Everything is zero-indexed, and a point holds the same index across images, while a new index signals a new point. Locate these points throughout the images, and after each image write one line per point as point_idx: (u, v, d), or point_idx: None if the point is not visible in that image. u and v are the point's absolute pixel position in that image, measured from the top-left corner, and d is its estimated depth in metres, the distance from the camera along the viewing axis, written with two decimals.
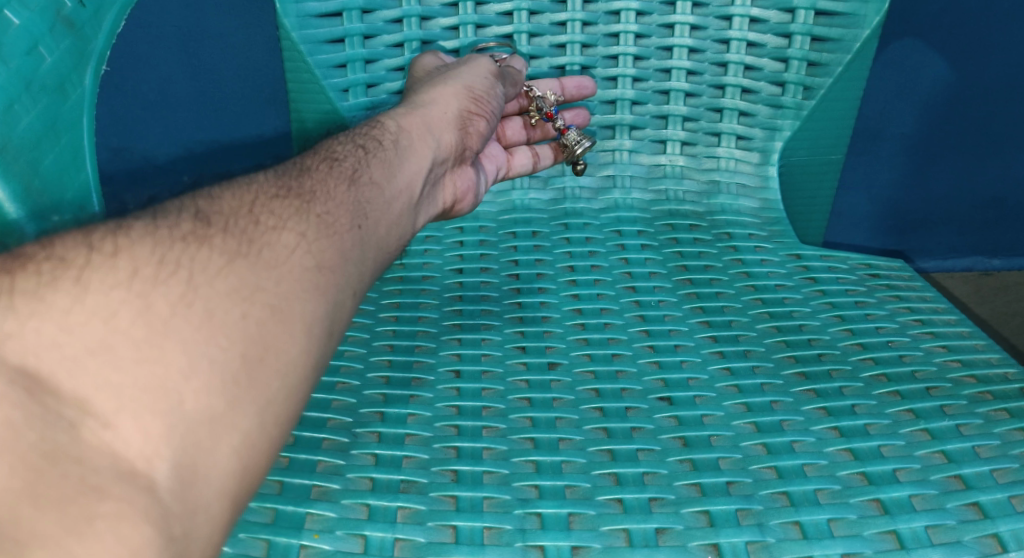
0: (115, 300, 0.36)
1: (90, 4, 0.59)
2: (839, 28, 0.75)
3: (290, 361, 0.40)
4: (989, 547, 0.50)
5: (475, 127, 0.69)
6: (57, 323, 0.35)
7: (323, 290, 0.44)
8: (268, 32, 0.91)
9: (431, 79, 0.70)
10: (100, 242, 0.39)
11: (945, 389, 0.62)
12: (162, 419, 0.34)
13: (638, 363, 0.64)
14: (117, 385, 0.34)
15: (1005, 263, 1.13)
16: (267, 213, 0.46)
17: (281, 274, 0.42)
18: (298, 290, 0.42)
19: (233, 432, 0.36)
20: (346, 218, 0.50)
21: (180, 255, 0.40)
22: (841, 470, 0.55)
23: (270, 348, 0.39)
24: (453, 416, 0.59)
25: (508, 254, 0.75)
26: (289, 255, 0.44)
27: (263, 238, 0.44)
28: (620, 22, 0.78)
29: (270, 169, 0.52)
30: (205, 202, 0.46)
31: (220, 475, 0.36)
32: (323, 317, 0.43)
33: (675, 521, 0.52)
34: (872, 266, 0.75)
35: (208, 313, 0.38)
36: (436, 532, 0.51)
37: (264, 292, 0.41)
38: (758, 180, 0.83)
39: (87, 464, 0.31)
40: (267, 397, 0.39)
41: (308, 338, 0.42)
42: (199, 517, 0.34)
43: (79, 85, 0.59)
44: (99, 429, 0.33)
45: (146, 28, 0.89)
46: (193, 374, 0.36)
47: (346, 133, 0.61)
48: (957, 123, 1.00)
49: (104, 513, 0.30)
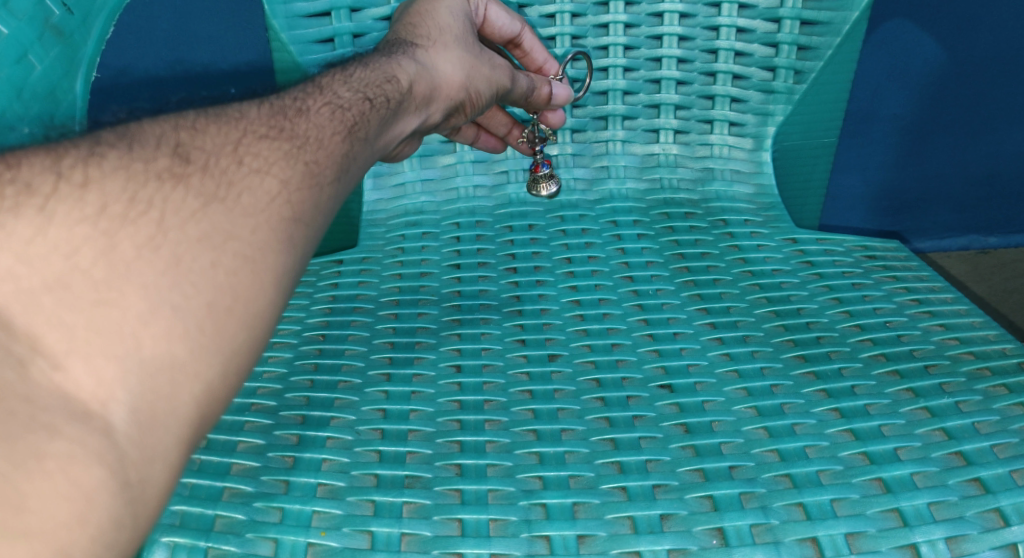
0: (79, 236, 0.37)
1: (77, 12, 0.59)
2: (828, 11, 0.74)
3: (258, 313, 0.40)
4: (991, 522, 0.51)
5: (475, 108, 0.67)
6: (15, 253, 0.36)
7: (295, 242, 0.43)
8: (257, 34, 0.95)
9: (465, 36, 0.65)
10: (69, 171, 0.40)
11: (943, 367, 0.62)
12: (117, 364, 0.35)
13: (638, 351, 0.64)
14: (70, 324, 0.34)
15: (1001, 241, 1.13)
16: (253, 155, 0.45)
17: (256, 223, 0.42)
18: (272, 240, 0.42)
19: (196, 381, 0.37)
20: (332, 170, 0.49)
21: (152, 194, 0.40)
22: (842, 451, 0.55)
23: (240, 299, 0.39)
24: (455, 410, 0.59)
25: (505, 248, 0.75)
26: (268, 202, 0.43)
27: (243, 181, 0.43)
28: (608, 13, 0.78)
29: (264, 102, 0.51)
30: (188, 135, 0.46)
31: (179, 422, 0.36)
32: (292, 270, 0.43)
33: (679, 507, 0.52)
34: (869, 248, 0.76)
35: (175, 259, 0.38)
36: (442, 525, 0.51)
37: (237, 241, 0.40)
38: (752, 166, 0.83)
39: (35, 402, 0.32)
40: (233, 347, 0.38)
41: (277, 291, 0.41)
42: (156, 465, 0.35)
43: (69, 92, 0.60)
44: (49, 370, 0.33)
45: (135, 32, 0.92)
46: (152, 320, 0.36)
47: (358, 70, 0.58)
48: (950, 100, 1.00)
49: (55, 451, 0.31)
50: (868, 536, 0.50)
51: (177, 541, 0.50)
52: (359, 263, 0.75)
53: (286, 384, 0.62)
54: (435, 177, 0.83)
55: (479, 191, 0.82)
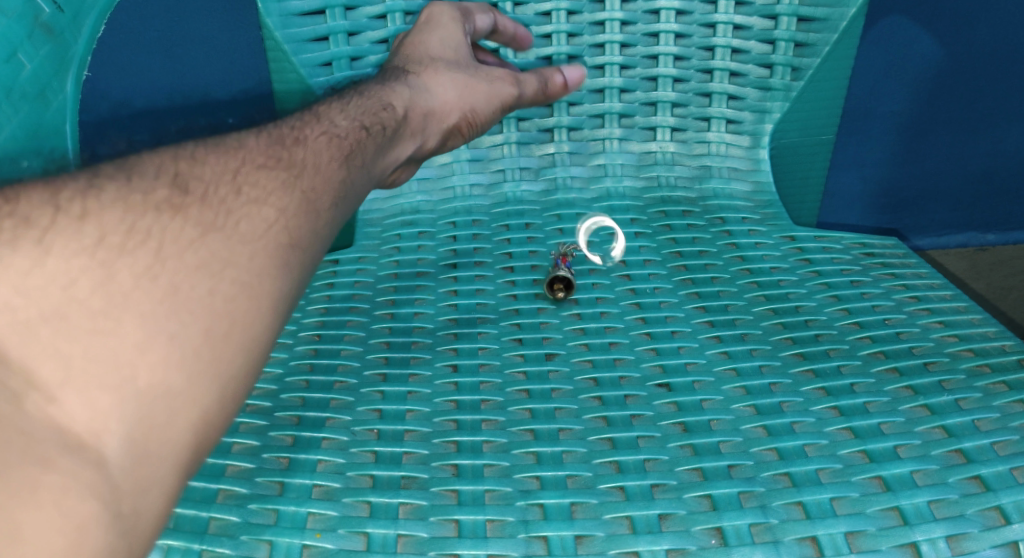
0: (76, 268, 0.37)
1: (67, 10, 0.59)
2: (824, 7, 0.74)
3: (254, 340, 0.40)
4: (991, 520, 0.50)
5: (478, 126, 0.71)
6: (12, 286, 0.36)
7: (292, 267, 0.43)
8: (252, 33, 0.92)
9: (460, 60, 0.69)
10: (67, 204, 0.40)
11: (942, 364, 0.62)
12: (112, 395, 0.35)
13: (635, 351, 0.64)
14: (65, 356, 0.35)
15: (999, 238, 1.13)
16: (250, 184, 0.45)
17: (254, 250, 0.42)
18: (270, 266, 0.42)
19: (191, 408, 0.37)
20: (331, 195, 0.49)
21: (151, 224, 0.41)
22: (842, 449, 0.55)
23: (236, 326, 0.39)
24: (452, 410, 0.59)
25: (502, 247, 0.75)
26: (264, 230, 0.43)
27: (240, 210, 0.43)
28: (605, 10, 0.77)
29: (262, 130, 0.51)
30: (186, 164, 0.46)
31: (175, 451, 0.36)
32: (290, 294, 0.43)
33: (678, 506, 0.52)
34: (866, 245, 0.75)
35: (172, 288, 0.39)
36: (438, 526, 0.51)
37: (234, 268, 0.41)
38: (749, 163, 0.83)
39: (31, 436, 0.33)
40: (230, 375, 0.39)
41: (274, 316, 0.41)
42: (152, 493, 0.35)
43: (59, 92, 0.60)
44: (43, 404, 0.34)
45: (127, 32, 0.89)
46: (149, 350, 0.36)
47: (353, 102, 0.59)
48: (947, 97, 0.99)
49: (49, 484, 0.32)
50: (868, 535, 0.50)
51: (170, 543, 0.49)
52: (354, 263, 0.74)
53: (282, 385, 0.61)
54: (430, 176, 0.82)
55: (475, 190, 0.82)
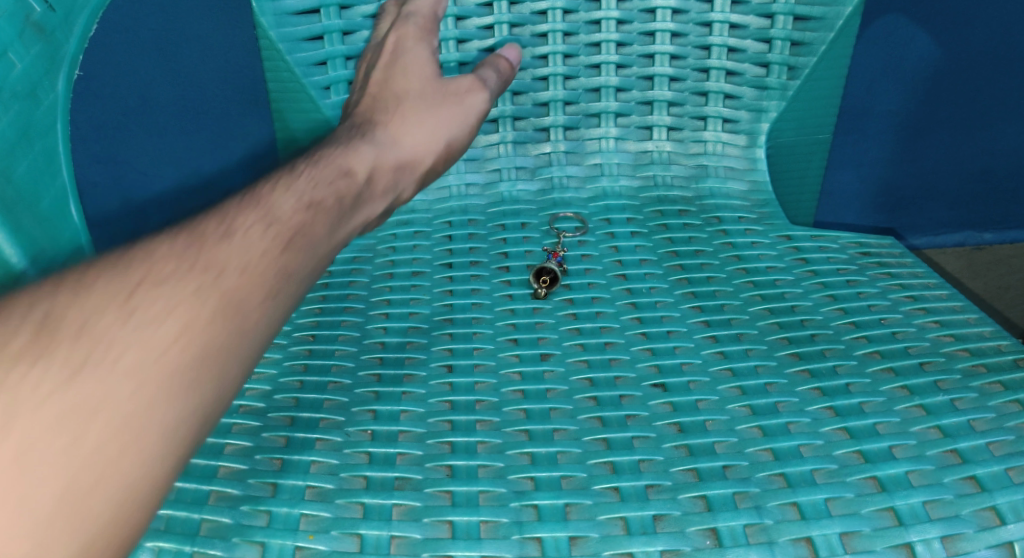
0: None
1: (58, 9, 0.58)
2: (820, 6, 0.75)
3: (161, 437, 0.41)
4: (986, 521, 0.50)
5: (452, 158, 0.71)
6: None
7: (202, 356, 0.44)
8: (246, 33, 0.91)
9: (427, 87, 0.70)
10: None
11: (938, 364, 0.62)
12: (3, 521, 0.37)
13: (630, 351, 0.64)
14: None
15: (995, 237, 1.13)
16: (169, 277, 0.46)
17: (162, 349, 0.43)
18: (177, 363, 0.43)
19: (89, 520, 0.39)
20: (261, 270, 0.49)
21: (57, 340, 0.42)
22: (837, 450, 0.55)
23: (139, 429, 0.41)
24: (446, 411, 0.59)
25: (497, 247, 0.74)
26: (176, 325, 0.44)
27: (150, 307, 0.44)
28: (601, 9, 0.77)
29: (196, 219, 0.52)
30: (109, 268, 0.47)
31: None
32: (205, 382, 0.44)
33: (672, 507, 0.52)
34: (863, 244, 0.75)
35: (69, 404, 0.40)
36: (432, 527, 0.51)
37: (137, 371, 0.42)
38: (745, 163, 0.83)
39: None
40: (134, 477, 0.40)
41: (180, 410, 0.43)
42: None
43: (51, 91, 0.59)
44: None
45: (121, 30, 0.90)
46: (39, 469, 0.38)
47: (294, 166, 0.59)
48: (945, 97, 0.99)
49: None
50: (863, 536, 0.50)
51: (162, 545, 0.49)
52: (349, 263, 0.74)
53: (276, 385, 0.61)
54: None
55: (470, 190, 0.82)
